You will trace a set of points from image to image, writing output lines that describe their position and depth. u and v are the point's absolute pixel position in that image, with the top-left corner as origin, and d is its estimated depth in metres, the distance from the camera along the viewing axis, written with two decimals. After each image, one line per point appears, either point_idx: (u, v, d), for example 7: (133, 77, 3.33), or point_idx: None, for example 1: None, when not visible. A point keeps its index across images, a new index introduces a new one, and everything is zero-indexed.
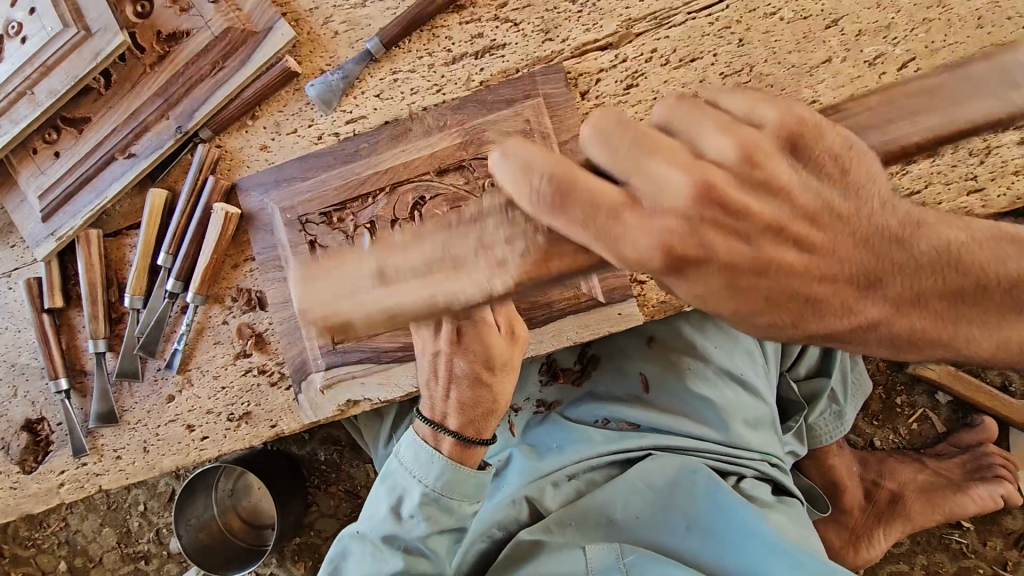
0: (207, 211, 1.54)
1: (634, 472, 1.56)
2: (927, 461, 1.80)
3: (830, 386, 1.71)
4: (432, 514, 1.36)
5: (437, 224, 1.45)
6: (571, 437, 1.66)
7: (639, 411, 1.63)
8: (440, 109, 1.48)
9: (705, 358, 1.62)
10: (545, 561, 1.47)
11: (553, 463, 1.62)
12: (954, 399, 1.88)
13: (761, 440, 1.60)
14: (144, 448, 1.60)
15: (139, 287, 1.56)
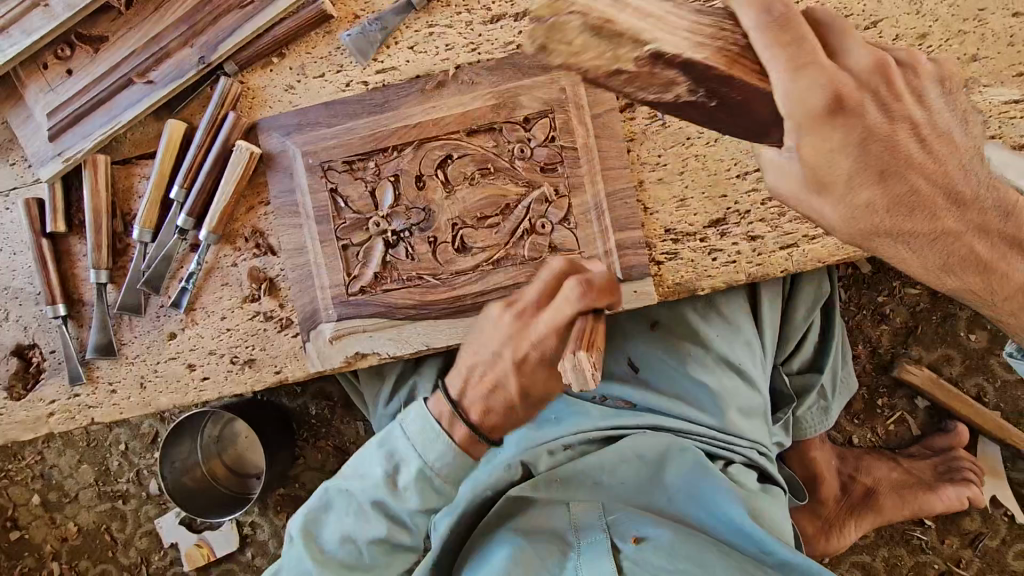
0: (225, 148, 1.50)
1: (627, 445, 1.57)
2: (901, 460, 1.86)
3: (821, 382, 1.76)
4: (426, 491, 1.26)
5: (462, 184, 1.44)
6: (569, 411, 1.67)
7: (637, 390, 1.68)
8: (474, 70, 1.46)
9: (705, 344, 1.66)
10: (534, 519, 1.51)
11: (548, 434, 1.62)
12: (931, 404, 1.97)
13: (751, 428, 1.63)
14: (141, 384, 1.58)
15: (148, 220, 1.52)
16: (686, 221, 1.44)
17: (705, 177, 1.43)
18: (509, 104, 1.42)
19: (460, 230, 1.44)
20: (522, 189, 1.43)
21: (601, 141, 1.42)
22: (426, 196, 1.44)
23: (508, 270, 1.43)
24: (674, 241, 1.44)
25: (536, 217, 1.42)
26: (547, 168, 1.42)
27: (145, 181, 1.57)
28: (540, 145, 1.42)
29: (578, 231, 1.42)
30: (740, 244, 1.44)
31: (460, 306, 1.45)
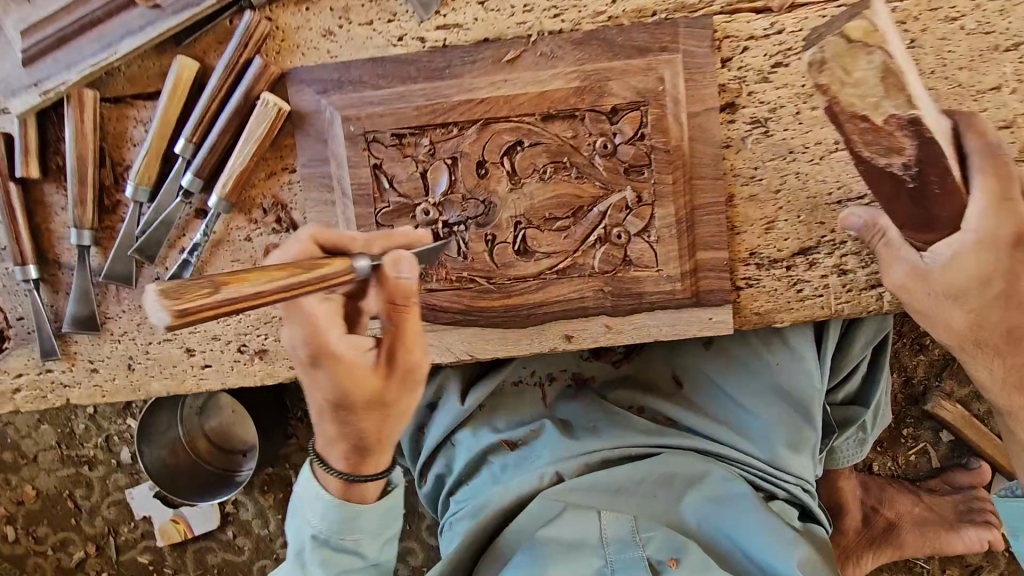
0: (246, 99, 1.23)
1: (670, 466, 1.48)
2: (923, 496, 1.86)
3: (865, 416, 1.69)
4: (327, 556, 1.29)
5: (532, 177, 1.23)
6: (608, 423, 1.58)
7: (681, 409, 1.59)
8: (556, 40, 1.23)
9: (764, 372, 1.56)
10: (561, 530, 1.36)
11: (586, 444, 1.52)
12: (956, 439, 1.94)
13: (800, 464, 1.54)
14: (128, 366, 1.36)
15: (145, 177, 1.26)
16: (775, 245, 1.29)
17: (803, 198, 1.27)
18: (596, 89, 1.21)
19: (523, 229, 1.25)
20: (600, 191, 1.23)
21: (695, 145, 1.24)
22: (488, 187, 1.24)
23: (573, 281, 1.26)
24: (757, 267, 1.29)
25: (611, 225, 1.24)
26: (632, 170, 1.23)
27: (141, 126, 1.29)
28: (627, 142, 1.22)
29: (658, 246, 1.24)
30: (829, 277, 1.30)
31: (514, 315, 1.28)
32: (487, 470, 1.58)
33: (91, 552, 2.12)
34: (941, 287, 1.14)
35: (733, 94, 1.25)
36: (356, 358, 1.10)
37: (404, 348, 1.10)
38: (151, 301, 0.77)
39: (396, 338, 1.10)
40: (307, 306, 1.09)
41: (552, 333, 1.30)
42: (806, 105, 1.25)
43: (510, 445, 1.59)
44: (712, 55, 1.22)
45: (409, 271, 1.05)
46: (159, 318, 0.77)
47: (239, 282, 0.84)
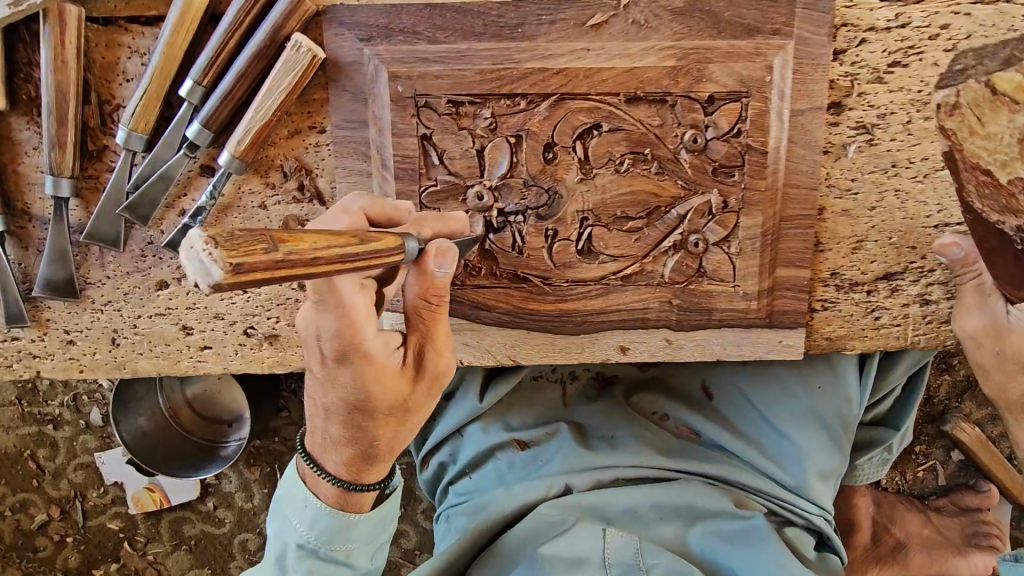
0: (272, 38, 1.01)
1: (685, 489, 1.37)
2: (931, 515, 1.85)
3: (892, 439, 1.64)
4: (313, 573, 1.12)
5: (608, 168, 1.06)
6: (628, 434, 1.44)
7: (709, 423, 1.44)
8: (653, 6, 1.03)
9: (803, 393, 1.42)
10: (559, 548, 1.25)
11: (602, 458, 1.39)
12: (966, 460, 1.93)
13: (825, 494, 1.42)
14: (112, 341, 1.17)
15: (141, 121, 1.04)
16: (859, 267, 1.17)
17: (898, 219, 1.15)
18: (694, 72, 1.03)
19: (589, 227, 1.09)
20: (682, 191, 1.08)
21: (794, 148, 1.08)
22: (555, 174, 1.06)
23: (638, 290, 1.11)
24: (837, 289, 1.17)
25: (689, 230, 1.09)
26: (721, 171, 1.07)
27: (136, 57, 1.06)
28: (720, 137, 1.06)
29: (738, 259, 1.11)
30: (909, 306, 1.19)
31: (567, 322, 1.13)
32: (492, 465, 1.44)
33: (55, 516, 1.95)
34: (1009, 348, 1.10)
35: (841, 93, 1.10)
36: (384, 359, 0.91)
37: (431, 341, 0.93)
38: (194, 247, 0.56)
39: (426, 336, 0.93)
40: (347, 291, 0.86)
41: (605, 344, 1.16)
42: (919, 114, 1.11)
43: (519, 444, 1.45)
44: (828, 45, 1.05)
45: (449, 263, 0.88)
46: (202, 270, 0.57)
47: (298, 241, 0.65)
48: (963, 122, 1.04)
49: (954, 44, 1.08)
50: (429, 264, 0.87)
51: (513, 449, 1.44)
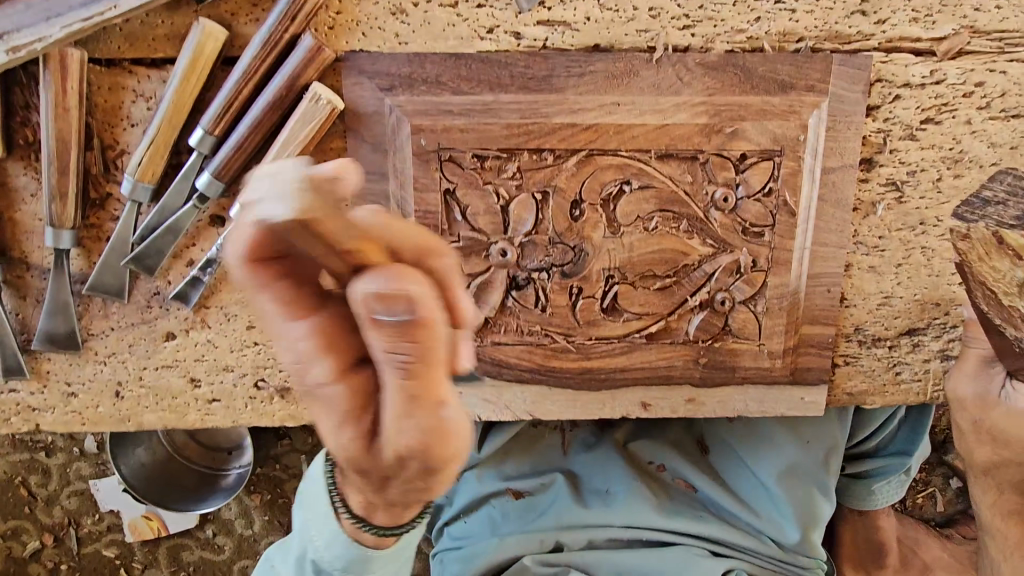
0: (289, 89, 0.96)
1: (675, 553, 1.39)
2: (946, 542, 1.90)
3: (910, 462, 1.66)
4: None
5: (636, 225, 1.03)
6: (621, 493, 1.41)
7: (704, 478, 1.44)
8: (685, 60, 1.00)
9: (796, 452, 1.42)
10: None
11: (596, 518, 1.39)
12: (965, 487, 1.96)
13: (815, 548, 1.47)
14: (116, 393, 1.13)
15: (148, 171, 0.99)
16: (883, 323, 1.16)
17: (923, 276, 1.14)
18: (726, 131, 1.00)
19: (615, 285, 1.06)
20: (710, 250, 1.05)
21: (824, 206, 1.06)
22: (582, 231, 1.03)
23: (663, 348, 1.09)
24: (860, 345, 1.16)
25: (716, 289, 1.07)
26: (751, 230, 1.05)
27: (141, 102, 1.00)
28: (751, 196, 1.03)
29: (764, 319, 1.09)
30: (931, 362, 1.18)
31: (590, 379, 1.11)
32: (489, 514, 1.44)
33: (48, 543, 1.91)
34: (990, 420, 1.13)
35: (872, 149, 1.08)
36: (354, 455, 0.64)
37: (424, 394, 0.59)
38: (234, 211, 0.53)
39: (421, 390, 0.59)
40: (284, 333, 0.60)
41: (627, 400, 1.13)
42: (949, 171, 1.09)
43: (514, 494, 1.44)
44: (863, 102, 1.02)
45: (414, 286, 0.54)
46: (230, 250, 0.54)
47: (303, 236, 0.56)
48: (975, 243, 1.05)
49: (987, 102, 1.06)
50: (376, 327, 0.55)
51: (509, 498, 1.44)
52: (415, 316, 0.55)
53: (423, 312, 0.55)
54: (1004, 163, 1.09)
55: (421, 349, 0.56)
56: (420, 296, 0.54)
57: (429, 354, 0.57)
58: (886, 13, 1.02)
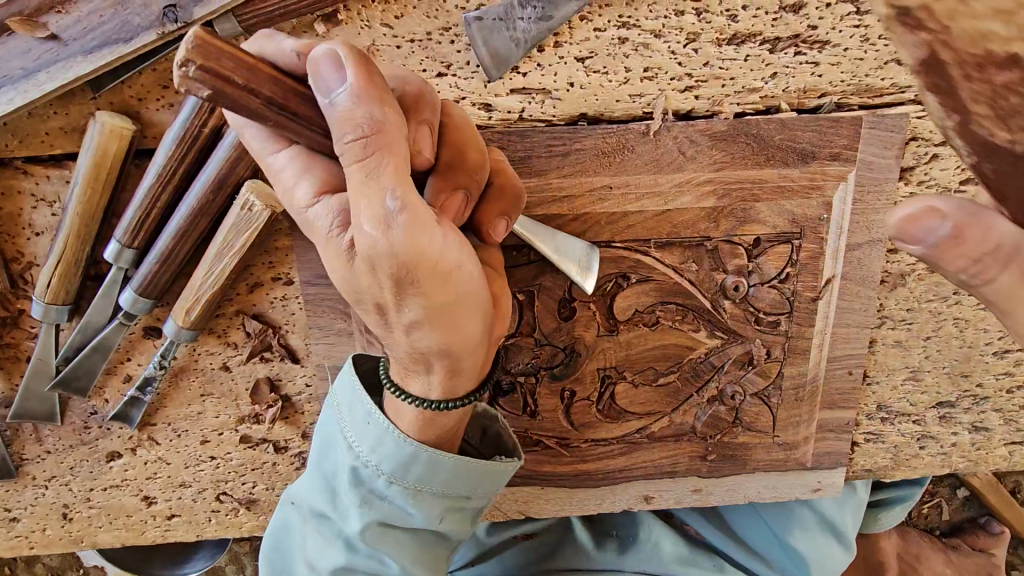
0: (215, 191, 0.80)
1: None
2: (951, 553, 1.67)
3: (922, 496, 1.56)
4: (374, 501, 0.73)
5: (635, 322, 0.90)
6: (636, 533, 1.25)
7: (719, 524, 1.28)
8: (687, 130, 0.83)
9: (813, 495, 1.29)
10: None
11: (605, 561, 1.23)
12: (974, 496, 1.74)
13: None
14: (63, 515, 1.02)
15: (61, 290, 0.84)
16: (908, 399, 1.05)
17: (955, 348, 1.01)
18: (735, 212, 0.86)
19: (612, 385, 0.94)
20: (718, 341, 0.93)
21: (848, 286, 0.92)
22: (572, 331, 0.90)
23: (666, 445, 0.98)
24: (882, 422, 1.06)
25: (726, 382, 0.95)
26: (764, 319, 0.92)
27: (44, 207, 0.84)
28: (765, 283, 0.90)
29: (777, 409, 0.98)
30: (959, 434, 1.08)
31: (586, 480, 1.00)
32: (496, 563, 1.29)
33: None
34: None
35: None
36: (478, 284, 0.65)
37: (442, 301, 0.56)
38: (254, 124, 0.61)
39: (455, 300, 0.58)
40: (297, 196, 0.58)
41: (627, 496, 1.02)
42: None
43: (522, 537, 1.30)
44: (896, 169, 0.87)
45: (374, 197, 0.49)
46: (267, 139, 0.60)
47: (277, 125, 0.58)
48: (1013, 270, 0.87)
49: None
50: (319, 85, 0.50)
51: (517, 544, 1.29)
52: (352, 86, 0.48)
53: (354, 84, 0.48)
54: None
55: (393, 254, 0.51)
56: (400, 185, 0.50)
57: (427, 273, 0.53)
58: None
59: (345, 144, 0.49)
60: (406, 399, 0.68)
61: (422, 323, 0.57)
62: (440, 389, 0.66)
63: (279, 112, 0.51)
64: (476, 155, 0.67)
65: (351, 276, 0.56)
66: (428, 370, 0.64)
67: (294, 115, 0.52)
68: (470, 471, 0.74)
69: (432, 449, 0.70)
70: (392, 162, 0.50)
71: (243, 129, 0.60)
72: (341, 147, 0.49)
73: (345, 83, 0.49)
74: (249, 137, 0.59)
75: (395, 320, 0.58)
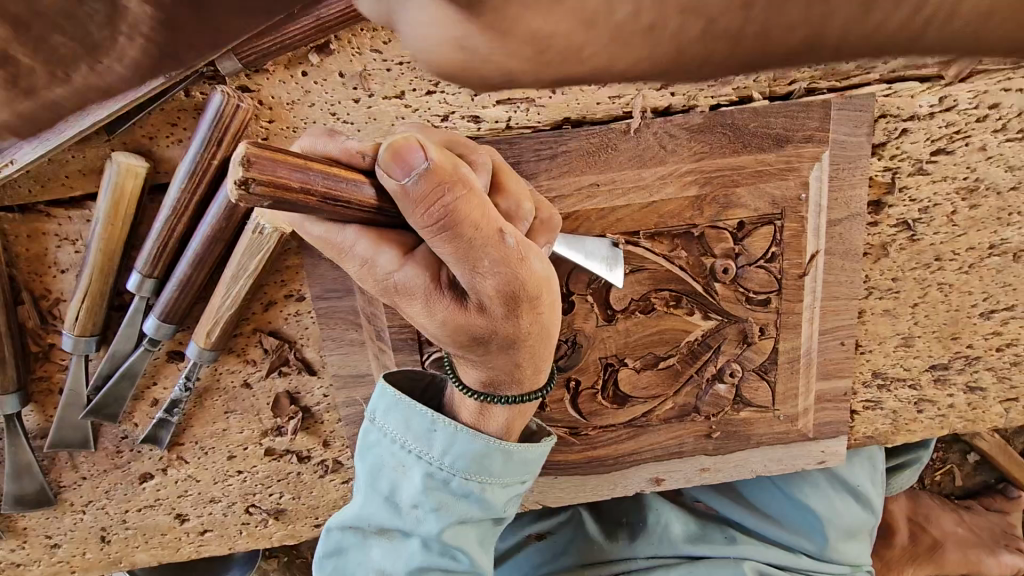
0: (225, 218, 0.85)
1: (706, 569, 1.22)
2: (964, 514, 1.69)
3: None
4: (445, 501, 0.74)
5: (631, 310, 0.95)
6: (644, 520, 1.29)
7: (725, 501, 1.30)
8: (667, 125, 0.88)
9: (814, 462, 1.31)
10: None
11: (619, 551, 1.27)
12: (984, 460, 1.75)
13: (854, 553, 1.28)
14: (102, 538, 1.06)
15: (87, 322, 0.89)
16: (901, 365, 1.09)
17: (941, 313, 1.06)
18: (719, 198, 0.91)
19: (614, 372, 0.98)
20: (711, 321, 0.97)
21: (832, 260, 0.96)
22: (573, 324, 0.94)
23: (672, 427, 1.03)
24: (879, 388, 1.10)
25: (723, 361, 0.99)
26: (755, 297, 0.96)
27: (68, 246, 0.90)
28: (753, 264, 0.95)
29: (775, 382, 1.02)
30: (955, 395, 1.12)
31: (597, 466, 1.04)
32: (512, 565, 1.32)
33: None
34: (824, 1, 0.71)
35: (879, 190, 0.98)
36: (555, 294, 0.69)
37: (541, 309, 0.63)
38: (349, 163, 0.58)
39: (551, 304, 0.64)
40: (381, 264, 0.59)
41: (638, 479, 1.06)
42: (964, 202, 0.99)
43: (536, 537, 1.33)
44: (868, 146, 0.91)
45: (483, 248, 0.55)
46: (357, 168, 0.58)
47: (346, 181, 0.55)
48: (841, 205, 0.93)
49: (1004, 124, 0.95)
50: (380, 173, 0.50)
51: (531, 544, 1.33)
52: (434, 164, 0.50)
53: (434, 162, 0.50)
54: None
55: (506, 285, 0.58)
56: (501, 228, 0.56)
57: (534, 291, 0.60)
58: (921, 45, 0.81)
59: (438, 219, 0.52)
60: (494, 400, 0.71)
61: (524, 336, 0.64)
62: (522, 389, 0.72)
63: (334, 204, 0.51)
64: (525, 193, 0.69)
65: (465, 318, 0.61)
66: (515, 379, 0.70)
67: (349, 204, 0.53)
68: (533, 459, 0.78)
69: (500, 440, 0.74)
70: (490, 217, 0.55)
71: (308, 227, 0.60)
72: (435, 222, 0.52)
73: (429, 166, 0.50)
74: (313, 229, 0.60)
75: (503, 341, 0.64)
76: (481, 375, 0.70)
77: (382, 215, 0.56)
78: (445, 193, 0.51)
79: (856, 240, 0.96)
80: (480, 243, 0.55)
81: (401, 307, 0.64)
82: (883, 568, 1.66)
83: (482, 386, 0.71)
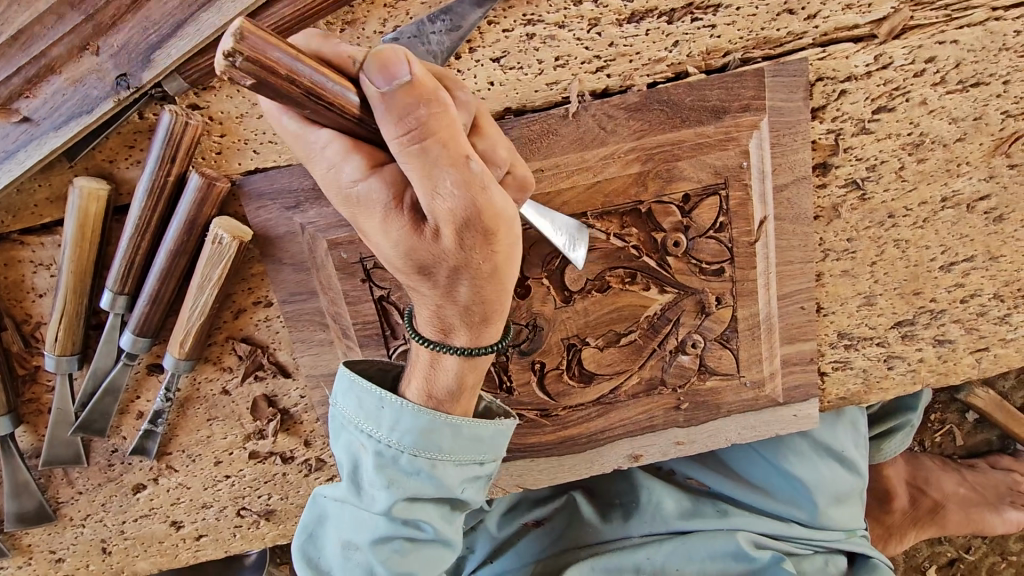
0: (187, 230, 0.88)
1: (698, 543, 1.24)
2: (966, 472, 1.67)
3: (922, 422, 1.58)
4: (396, 478, 0.78)
5: (587, 290, 0.97)
6: (637, 500, 1.31)
7: (714, 475, 1.31)
8: (603, 106, 0.91)
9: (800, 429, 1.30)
10: None
11: (612, 531, 1.29)
12: (983, 418, 1.72)
13: (846, 518, 1.29)
14: (103, 549, 1.11)
15: (64, 343, 0.93)
16: (866, 324, 1.10)
17: (901, 269, 1.06)
18: (662, 174, 0.93)
19: (577, 352, 1.00)
20: (668, 295, 0.99)
21: (782, 226, 0.98)
22: (531, 308, 0.97)
23: (641, 403, 1.05)
24: (847, 348, 1.10)
25: (684, 333, 1.01)
26: (708, 268, 0.98)
27: (43, 271, 0.95)
28: (703, 235, 0.96)
29: (738, 351, 1.03)
30: (924, 350, 1.12)
31: (572, 446, 1.06)
32: (513, 555, 1.33)
33: None
34: None
35: (825, 153, 0.99)
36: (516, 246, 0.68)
37: (497, 249, 0.63)
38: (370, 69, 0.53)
39: (507, 248, 0.64)
40: (347, 171, 0.58)
41: (616, 456, 1.08)
42: (911, 157, 1.00)
43: (533, 524, 1.35)
44: (806, 110, 0.93)
45: (444, 167, 0.55)
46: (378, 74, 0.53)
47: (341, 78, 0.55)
48: (782, 165, 0.95)
49: (943, 76, 0.96)
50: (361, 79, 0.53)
51: (530, 532, 1.34)
52: (415, 78, 0.52)
53: (417, 76, 0.52)
54: (970, 137, 1.00)
55: (463, 211, 0.58)
56: (468, 154, 0.56)
57: (491, 226, 0.60)
58: (816, 6, 0.92)
59: (409, 131, 0.53)
60: (445, 349, 0.73)
61: (477, 274, 0.64)
62: (473, 341, 0.73)
63: (315, 101, 0.53)
64: (502, 141, 0.71)
65: (419, 241, 0.61)
66: (464, 326, 0.71)
67: (331, 106, 0.54)
68: (487, 437, 0.81)
69: (445, 413, 0.77)
70: (459, 139, 0.56)
71: (280, 116, 0.58)
72: (404, 134, 0.53)
73: (409, 78, 0.52)
74: (286, 122, 0.58)
75: (452, 273, 0.64)
76: (434, 320, 0.72)
77: (360, 127, 0.57)
78: (416, 104, 0.52)
79: (804, 202, 0.97)
80: (440, 163, 0.55)
81: (360, 222, 0.63)
82: (884, 532, 1.66)
83: (434, 334, 0.73)
